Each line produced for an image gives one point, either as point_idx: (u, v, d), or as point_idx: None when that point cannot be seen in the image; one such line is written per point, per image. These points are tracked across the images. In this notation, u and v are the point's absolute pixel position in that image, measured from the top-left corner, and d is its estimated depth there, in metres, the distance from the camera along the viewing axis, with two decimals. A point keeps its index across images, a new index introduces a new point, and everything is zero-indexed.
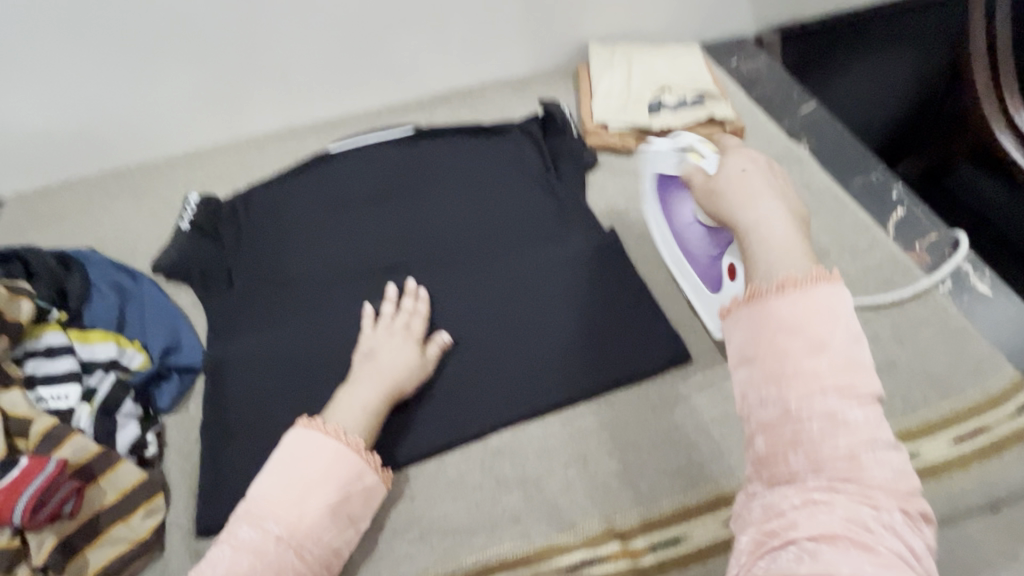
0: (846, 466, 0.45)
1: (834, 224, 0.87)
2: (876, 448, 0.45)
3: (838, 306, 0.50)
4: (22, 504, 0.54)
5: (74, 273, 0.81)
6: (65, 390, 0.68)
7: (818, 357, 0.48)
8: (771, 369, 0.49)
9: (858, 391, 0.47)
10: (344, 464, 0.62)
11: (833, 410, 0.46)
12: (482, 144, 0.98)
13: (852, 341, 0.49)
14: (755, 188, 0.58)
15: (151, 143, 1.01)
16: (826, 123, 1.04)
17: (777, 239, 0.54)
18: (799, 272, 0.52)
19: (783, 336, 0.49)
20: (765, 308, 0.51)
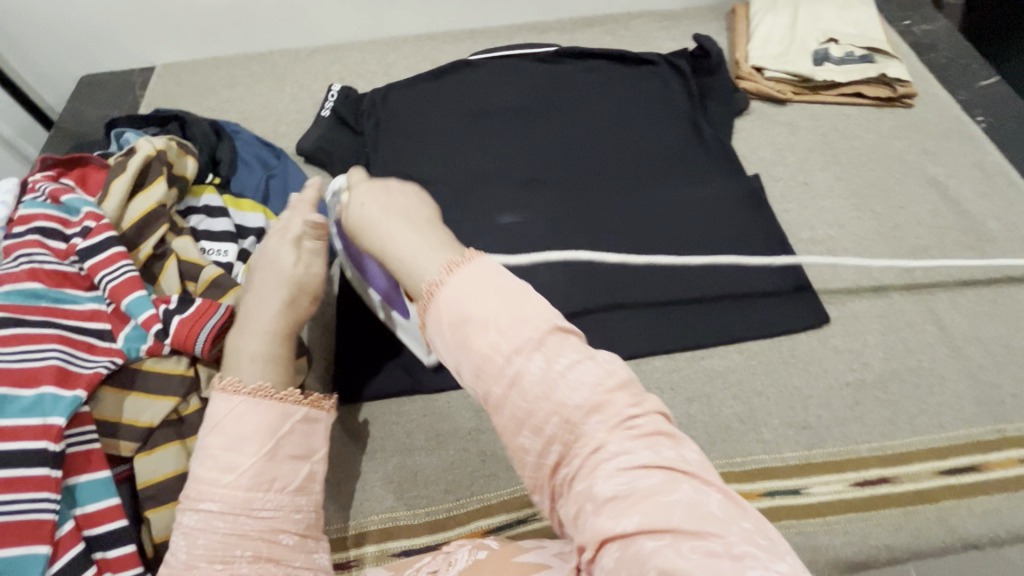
0: (574, 417, 0.39)
1: (1005, 209, 0.80)
2: (569, 375, 0.40)
3: (492, 272, 0.44)
4: (204, 336, 0.58)
5: (225, 142, 0.84)
6: (225, 246, 0.72)
7: (494, 333, 0.41)
8: (477, 363, 0.41)
9: (534, 335, 0.41)
10: (256, 411, 0.52)
11: (557, 399, 0.39)
12: (626, 73, 0.94)
13: (515, 299, 0.42)
14: (374, 205, 0.53)
15: (297, 32, 1.03)
16: (1009, 100, 0.93)
17: (404, 246, 0.50)
18: (447, 261, 0.46)
19: (471, 338, 0.42)
20: (433, 312, 0.44)
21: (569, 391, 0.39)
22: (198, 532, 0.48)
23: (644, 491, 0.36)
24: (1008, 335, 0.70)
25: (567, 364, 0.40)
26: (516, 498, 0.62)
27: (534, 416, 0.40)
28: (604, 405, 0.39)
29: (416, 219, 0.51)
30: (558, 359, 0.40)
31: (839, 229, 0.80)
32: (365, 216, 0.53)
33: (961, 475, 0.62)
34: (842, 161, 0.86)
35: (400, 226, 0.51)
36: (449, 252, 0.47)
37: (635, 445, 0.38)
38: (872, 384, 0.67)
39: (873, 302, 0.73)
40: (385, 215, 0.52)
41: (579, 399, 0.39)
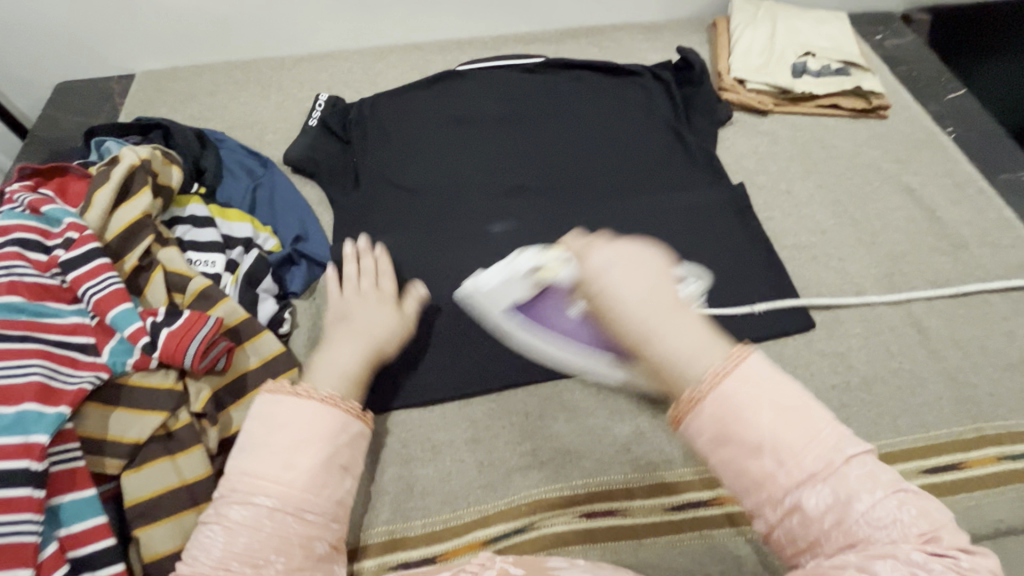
0: (850, 533, 0.37)
1: (975, 216, 0.84)
2: (865, 504, 0.37)
3: (773, 378, 0.40)
4: (193, 348, 0.56)
5: (210, 151, 0.83)
6: (212, 257, 0.71)
7: (782, 450, 0.38)
8: (751, 470, 0.39)
9: (818, 465, 0.38)
10: (322, 419, 0.53)
11: (840, 511, 0.37)
12: (612, 84, 0.96)
13: (791, 408, 0.39)
14: (624, 275, 0.45)
15: (283, 40, 1.02)
16: (975, 112, 0.98)
17: (676, 340, 0.42)
18: (712, 359, 0.41)
19: (747, 454, 0.39)
20: (695, 424, 0.40)
21: (860, 520, 0.37)
22: (244, 529, 0.48)
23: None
24: (982, 336, 0.72)
25: (856, 493, 0.37)
26: (513, 507, 0.61)
27: (799, 529, 0.38)
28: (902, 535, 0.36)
29: (661, 297, 0.44)
30: (852, 491, 0.37)
31: (820, 236, 0.82)
32: (610, 291, 0.45)
33: (943, 473, 0.64)
34: (822, 170, 0.89)
35: (653, 317, 0.43)
36: (705, 338, 0.42)
37: (934, 565, 0.35)
38: (857, 387, 0.69)
39: (855, 305, 0.75)
40: (634, 283, 0.44)
41: (868, 517, 0.37)
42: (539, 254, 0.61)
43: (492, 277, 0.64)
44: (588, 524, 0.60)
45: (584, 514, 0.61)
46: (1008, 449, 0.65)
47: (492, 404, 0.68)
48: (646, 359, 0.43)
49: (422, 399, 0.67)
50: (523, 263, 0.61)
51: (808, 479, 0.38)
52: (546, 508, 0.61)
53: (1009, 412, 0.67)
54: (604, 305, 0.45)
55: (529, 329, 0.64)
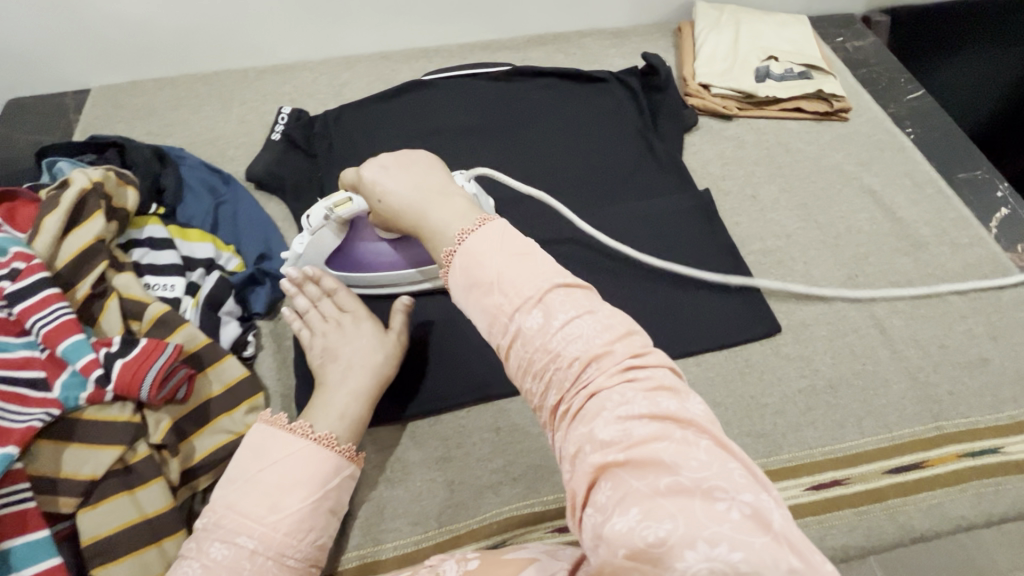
0: (563, 363, 0.40)
1: (934, 215, 0.85)
2: (566, 321, 0.40)
3: (504, 231, 0.45)
4: (149, 380, 0.55)
5: (169, 170, 0.81)
6: (172, 280, 0.69)
7: (507, 287, 0.42)
8: (488, 309, 0.43)
9: (534, 294, 0.41)
10: (315, 461, 0.55)
11: (565, 351, 0.40)
12: (578, 91, 0.96)
13: (522, 254, 0.44)
14: (400, 181, 0.53)
15: (243, 52, 1.00)
16: (934, 112, 1.00)
17: (444, 213, 0.49)
18: (465, 224, 0.47)
19: (483, 293, 0.43)
20: (455, 278, 0.45)
21: (570, 351, 0.40)
22: (222, 568, 0.50)
23: (646, 444, 0.35)
24: (943, 336, 0.74)
25: (569, 325, 0.40)
26: (485, 526, 0.61)
27: (544, 376, 0.40)
28: (598, 354, 0.39)
29: (435, 188, 0.52)
30: (559, 314, 0.41)
31: (786, 240, 0.83)
32: (391, 200, 0.54)
33: (905, 473, 0.65)
34: (786, 173, 0.90)
35: (423, 202, 0.51)
36: (469, 209, 0.50)
37: (631, 393, 0.38)
38: (822, 390, 0.70)
39: (820, 309, 0.76)
40: (410, 179, 0.53)
41: (580, 349, 0.40)
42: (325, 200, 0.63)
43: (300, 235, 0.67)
44: (560, 539, 0.60)
45: (557, 529, 0.61)
46: (967, 447, 0.67)
47: (463, 421, 0.67)
48: (423, 235, 0.51)
49: (390, 420, 0.66)
50: (312, 215, 0.64)
51: (536, 315, 0.41)
52: (517, 526, 0.61)
53: (968, 409, 0.69)
54: (389, 205, 0.54)
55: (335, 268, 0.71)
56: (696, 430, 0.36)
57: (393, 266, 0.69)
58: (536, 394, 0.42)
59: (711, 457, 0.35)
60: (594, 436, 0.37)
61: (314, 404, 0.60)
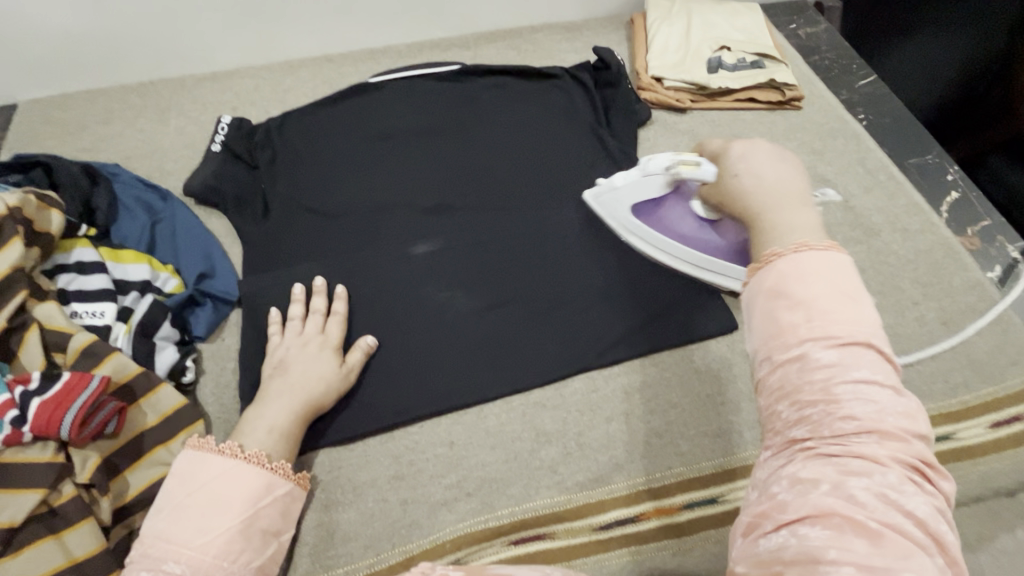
0: (842, 418, 0.35)
1: (886, 202, 0.85)
2: (873, 390, 0.36)
3: (839, 267, 0.41)
4: (70, 418, 0.52)
5: (100, 187, 0.77)
6: (101, 307, 0.65)
7: (808, 312, 0.39)
8: (778, 324, 0.39)
9: (844, 337, 0.37)
10: (247, 480, 0.54)
11: (842, 402, 0.35)
12: (530, 89, 0.93)
13: (850, 294, 0.39)
14: (749, 178, 0.48)
15: (180, 60, 0.96)
16: (886, 97, 1.00)
17: (798, 221, 0.44)
18: (800, 239, 0.43)
19: (781, 308, 0.39)
20: (758, 278, 0.42)
21: (848, 402, 0.35)
22: None
23: (871, 515, 0.32)
24: (895, 324, 0.74)
25: (866, 380, 0.36)
26: (438, 545, 0.59)
27: (806, 413, 0.36)
28: (887, 437, 0.34)
29: (795, 196, 0.46)
30: (860, 368, 0.36)
31: None
32: (738, 185, 0.49)
33: None
34: None
35: (777, 205, 0.46)
36: (816, 227, 0.44)
37: (892, 472, 0.33)
38: None
39: None
40: (773, 175, 0.48)
41: (875, 417, 0.35)
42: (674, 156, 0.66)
43: (632, 173, 0.72)
44: (516, 552, 0.59)
45: (512, 542, 0.60)
46: None
47: (415, 437, 0.66)
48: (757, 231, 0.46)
49: (339, 440, 0.64)
50: (659, 163, 0.68)
51: (818, 348, 0.37)
52: (471, 543, 0.59)
53: (921, 397, 0.69)
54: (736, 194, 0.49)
55: (655, 227, 0.74)
56: (947, 559, 0.32)
57: (692, 233, 0.72)
58: (780, 420, 0.37)
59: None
60: (840, 488, 0.33)
61: (247, 420, 0.59)
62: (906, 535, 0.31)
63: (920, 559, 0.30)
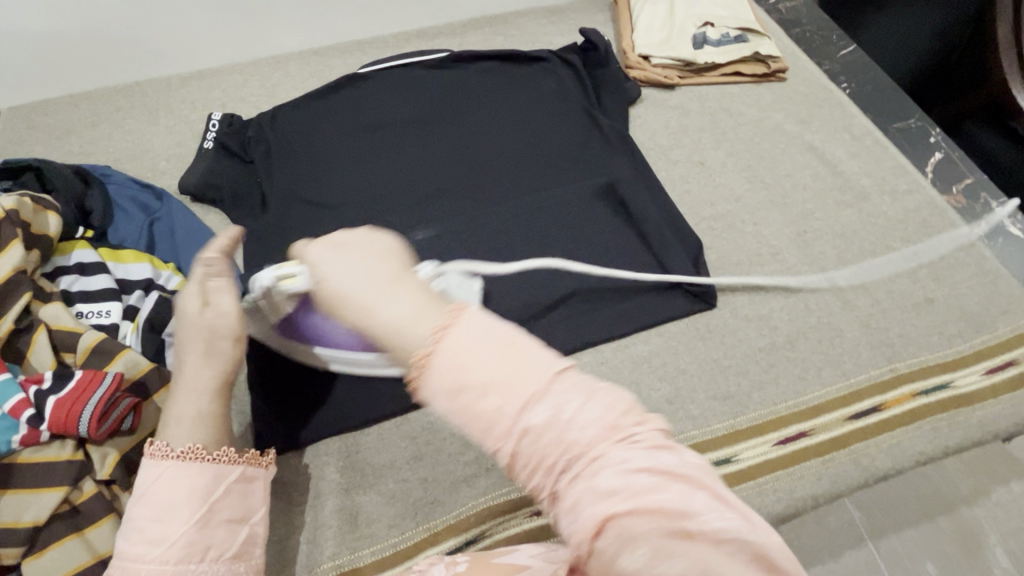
0: (572, 450, 0.33)
1: (874, 166, 0.88)
2: (580, 407, 0.34)
3: (489, 324, 0.37)
4: (88, 414, 0.52)
5: (94, 188, 0.75)
6: (107, 306, 0.65)
7: (497, 394, 0.34)
8: (469, 410, 0.35)
9: (538, 387, 0.34)
10: (189, 479, 0.49)
11: (564, 438, 0.33)
12: (520, 73, 0.94)
13: (506, 345, 0.36)
14: (334, 255, 0.44)
15: (163, 59, 0.94)
16: (867, 66, 1.02)
17: (403, 309, 0.39)
18: (430, 322, 0.38)
19: (471, 398, 0.35)
20: (429, 382, 0.36)
21: (573, 425, 0.34)
22: None
23: (653, 503, 0.31)
24: (890, 282, 0.77)
25: (572, 405, 0.34)
26: (462, 519, 0.60)
27: (546, 464, 0.34)
28: (613, 428, 0.34)
29: (386, 271, 0.42)
30: (569, 400, 0.34)
31: (736, 203, 0.84)
32: (338, 286, 0.42)
33: (867, 417, 0.67)
34: (731, 138, 0.91)
35: (357, 288, 0.41)
36: (431, 301, 0.40)
37: (632, 451, 0.33)
38: (781, 347, 0.71)
39: (774, 269, 0.78)
40: (349, 271, 0.43)
41: (588, 433, 0.33)
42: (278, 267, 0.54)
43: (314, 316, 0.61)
44: (540, 522, 0.60)
45: (536, 512, 0.61)
46: (922, 385, 0.69)
47: (431, 418, 0.66)
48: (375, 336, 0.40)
49: (357, 425, 0.65)
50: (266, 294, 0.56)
51: (529, 411, 0.34)
52: (495, 515, 0.60)
53: (919, 350, 0.71)
54: (325, 298, 0.43)
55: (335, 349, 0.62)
56: (699, 485, 0.33)
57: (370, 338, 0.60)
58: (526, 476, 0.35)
59: (727, 517, 0.32)
60: (596, 491, 0.32)
61: None
62: (665, 502, 0.31)
63: (682, 510, 0.31)
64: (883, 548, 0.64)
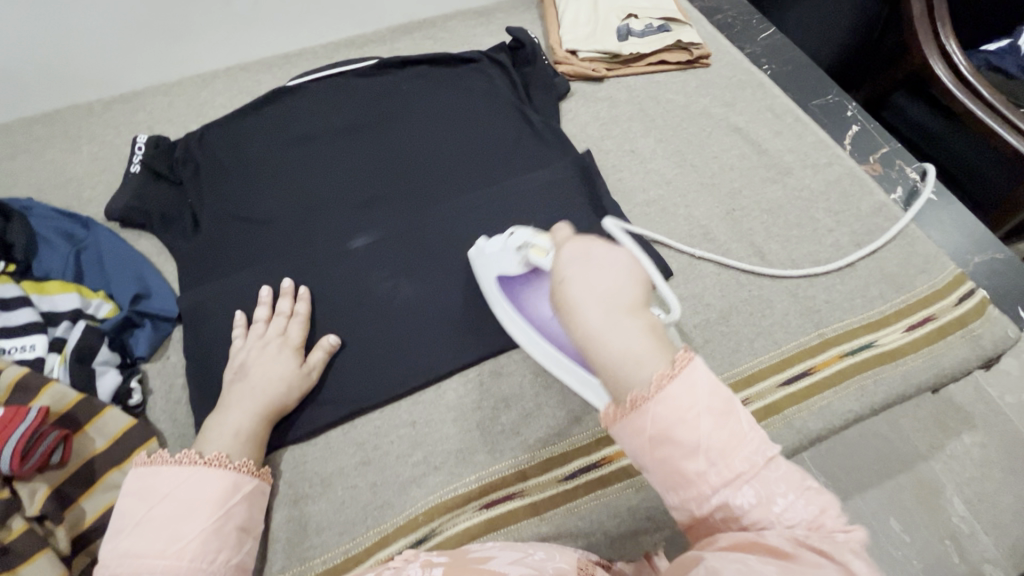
0: (770, 530, 0.37)
1: (795, 142, 0.91)
2: (778, 501, 0.38)
3: (711, 384, 0.41)
4: (8, 452, 0.51)
5: (15, 221, 0.72)
6: (31, 340, 0.64)
7: (703, 454, 0.39)
8: (667, 472, 0.40)
9: (745, 467, 0.39)
10: (208, 484, 0.54)
11: (750, 510, 0.38)
12: (450, 75, 0.95)
13: (723, 410, 0.40)
14: (581, 269, 0.44)
15: (83, 86, 0.92)
16: (785, 47, 1.06)
17: (614, 343, 0.42)
18: (656, 364, 0.41)
19: (667, 452, 0.40)
20: (631, 424, 0.41)
21: (774, 514, 0.38)
22: None
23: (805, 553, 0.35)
24: (815, 251, 0.80)
25: (772, 482, 0.39)
26: (412, 519, 0.61)
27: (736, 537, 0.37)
28: (803, 529, 0.37)
29: (604, 299, 0.43)
30: (770, 488, 0.39)
31: (667, 187, 0.87)
32: (569, 296, 0.44)
33: (798, 381, 0.70)
34: (659, 124, 0.94)
35: (596, 304, 0.43)
36: (650, 339, 0.42)
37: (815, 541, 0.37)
38: (715, 322, 0.74)
39: (706, 248, 0.80)
40: (592, 288, 0.43)
41: (783, 522, 0.38)
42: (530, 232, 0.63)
43: (500, 242, 0.66)
44: (488, 515, 0.61)
45: (484, 505, 0.61)
46: (848, 346, 0.72)
47: (377, 423, 0.66)
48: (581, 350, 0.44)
49: (303, 435, 0.65)
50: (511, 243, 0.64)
51: (728, 487, 0.39)
52: (444, 512, 0.61)
53: (844, 313, 0.75)
54: (559, 299, 0.44)
55: (494, 289, 0.68)
56: None
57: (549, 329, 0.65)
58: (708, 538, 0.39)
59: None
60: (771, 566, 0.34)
61: (210, 427, 0.60)
62: None
63: None
64: None
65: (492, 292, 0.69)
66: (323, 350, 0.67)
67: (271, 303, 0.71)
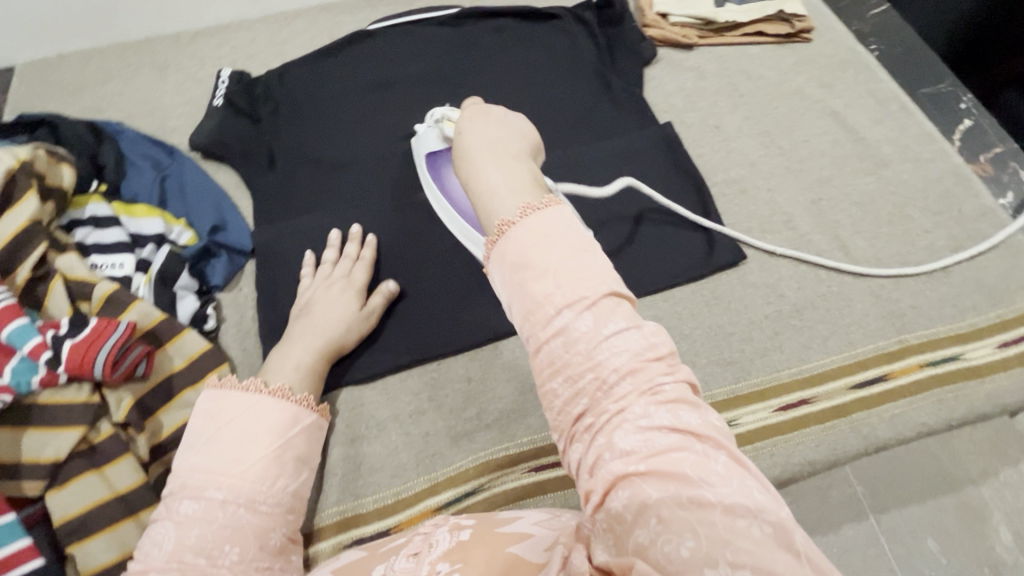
0: (606, 386, 0.38)
1: (898, 132, 0.84)
2: (610, 338, 0.39)
3: (570, 223, 0.43)
4: (103, 357, 0.54)
5: (107, 144, 0.75)
6: (120, 260, 0.67)
7: (551, 281, 0.41)
8: (526, 304, 0.41)
9: (591, 295, 0.40)
10: (272, 412, 0.56)
11: (590, 353, 0.39)
12: (532, 30, 0.91)
13: (578, 251, 0.42)
14: (484, 131, 0.50)
15: (172, 16, 0.93)
16: (896, 27, 0.97)
17: (492, 175, 0.46)
18: (526, 201, 0.44)
19: (524, 276, 0.41)
20: (498, 253, 0.42)
21: (608, 362, 0.39)
22: (193, 522, 0.48)
23: (666, 439, 0.36)
24: (906, 252, 0.75)
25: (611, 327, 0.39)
26: (463, 472, 0.62)
27: (577, 377, 0.39)
28: (636, 377, 0.38)
29: (495, 146, 0.49)
30: (608, 323, 0.39)
31: (750, 168, 0.82)
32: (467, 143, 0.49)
33: (871, 387, 0.67)
34: (749, 101, 0.88)
35: (488, 155, 0.48)
36: (523, 179, 0.46)
37: (653, 408, 0.37)
38: (789, 314, 0.70)
39: (786, 237, 0.76)
40: (485, 141, 0.49)
41: (618, 363, 0.38)
42: (447, 106, 0.69)
43: (424, 126, 0.72)
44: (537, 478, 0.62)
45: (534, 468, 0.63)
46: (931, 356, 0.68)
47: (434, 375, 0.67)
48: (472, 195, 0.47)
49: (364, 378, 0.66)
50: (435, 116, 0.70)
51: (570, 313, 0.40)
52: (494, 470, 0.62)
53: (931, 321, 0.70)
54: (465, 164, 0.49)
55: (425, 170, 0.73)
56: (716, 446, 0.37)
57: None
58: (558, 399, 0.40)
59: (774, 545, 0.33)
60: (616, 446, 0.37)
61: (279, 359, 0.62)
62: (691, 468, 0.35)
63: (699, 467, 0.35)
64: (888, 525, 0.68)
65: (424, 173, 0.73)
66: (382, 296, 0.68)
67: (339, 246, 0.72)
